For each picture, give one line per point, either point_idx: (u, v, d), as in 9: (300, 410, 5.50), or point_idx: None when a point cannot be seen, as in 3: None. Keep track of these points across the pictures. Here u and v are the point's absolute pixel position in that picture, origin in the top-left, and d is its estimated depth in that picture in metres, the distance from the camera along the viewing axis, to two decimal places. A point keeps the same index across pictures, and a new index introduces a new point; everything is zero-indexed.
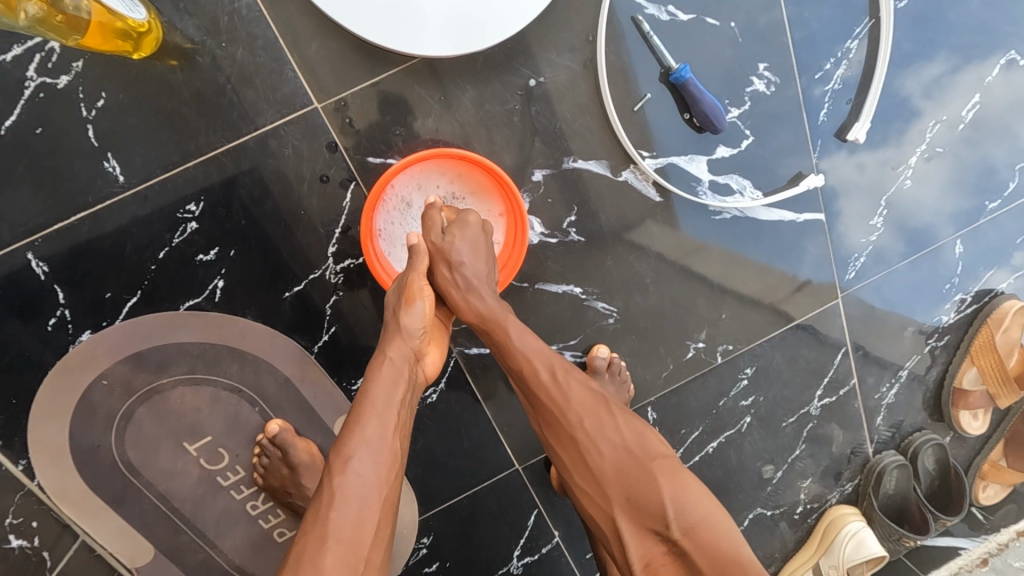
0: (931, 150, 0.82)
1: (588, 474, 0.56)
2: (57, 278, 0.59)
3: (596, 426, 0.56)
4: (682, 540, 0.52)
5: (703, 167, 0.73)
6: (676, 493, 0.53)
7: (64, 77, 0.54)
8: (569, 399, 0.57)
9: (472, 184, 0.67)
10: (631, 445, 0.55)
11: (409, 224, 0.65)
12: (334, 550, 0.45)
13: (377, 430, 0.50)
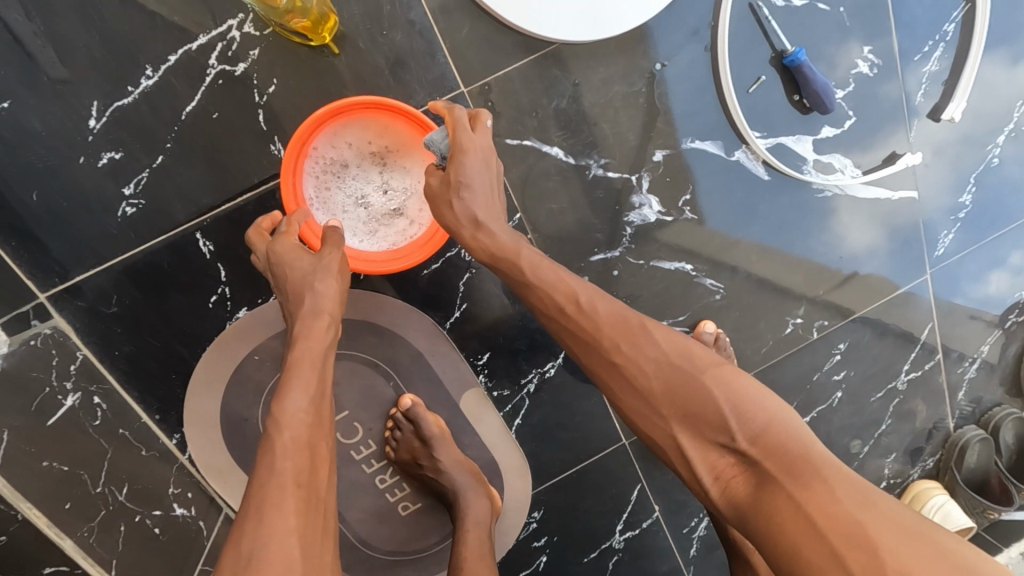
0: (1017, 128, 0.84)
1: (637, 397, 0.51)
2: (221, 256, 0.62)
3: (634, 347, 0.51)
4: (759, 446, 0.45)
5: (808, 147, 0.76)
6: (732, 396, 0.47)
7: (241, 64, 0.58)
8: (602, 326, 0.53)
9: (399, 137, 0.62)
10: (672, 356, 0.50)
11: (344, 190, 0.62)
12: (294, 493, 0.42)
13: (312, 381, 0.49)
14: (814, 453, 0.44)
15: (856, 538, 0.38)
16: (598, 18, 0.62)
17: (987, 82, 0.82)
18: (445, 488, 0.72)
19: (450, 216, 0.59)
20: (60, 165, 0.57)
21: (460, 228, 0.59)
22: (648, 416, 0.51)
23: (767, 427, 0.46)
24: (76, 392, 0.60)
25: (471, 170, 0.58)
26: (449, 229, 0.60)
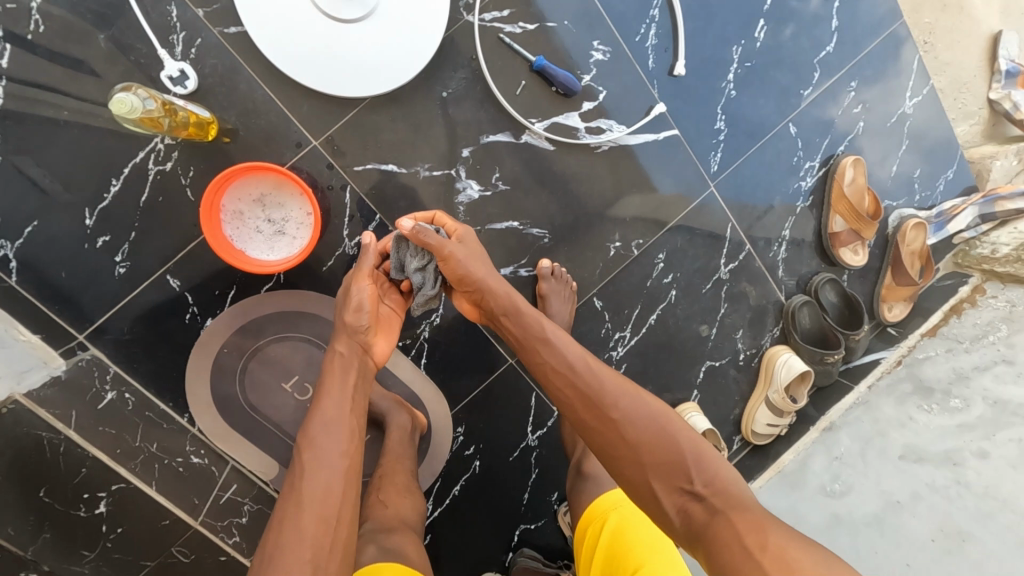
0: (740, 66, 1.10)
1: (625, 445, 0.70)
2: (187, 287, 0.94)
3: (628, 405, 0.73)
4: (707, 492, 0.65)
5: (577, 119, 1.05)
6: (697, 452, 0.69)
7: (168, 162, 0.90)
8: (598, 386, 0.75)
9: (276, 182, 0.90)
10: (652, 415, 0.72)
11: (250, 226, 0.90)
12: (308, 508, 0.67)
13: (336, 417, 0.75)
14: (744, 502, 0.65)
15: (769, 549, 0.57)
16: (386, 73, 0.92)
17: (711, 37, 1.08)
18: (374, 412, 1.02)
19: (472, 267, 0.87)
20: (73, 253, 0.89)
21: (485, 274, 0.87)
22: (626, 447, 0.70)
23: (711, 480, 0.66)
24: (113, 389, 0.92)
25: (460, 250, 0.88)
26: (475, 280, 0.87)
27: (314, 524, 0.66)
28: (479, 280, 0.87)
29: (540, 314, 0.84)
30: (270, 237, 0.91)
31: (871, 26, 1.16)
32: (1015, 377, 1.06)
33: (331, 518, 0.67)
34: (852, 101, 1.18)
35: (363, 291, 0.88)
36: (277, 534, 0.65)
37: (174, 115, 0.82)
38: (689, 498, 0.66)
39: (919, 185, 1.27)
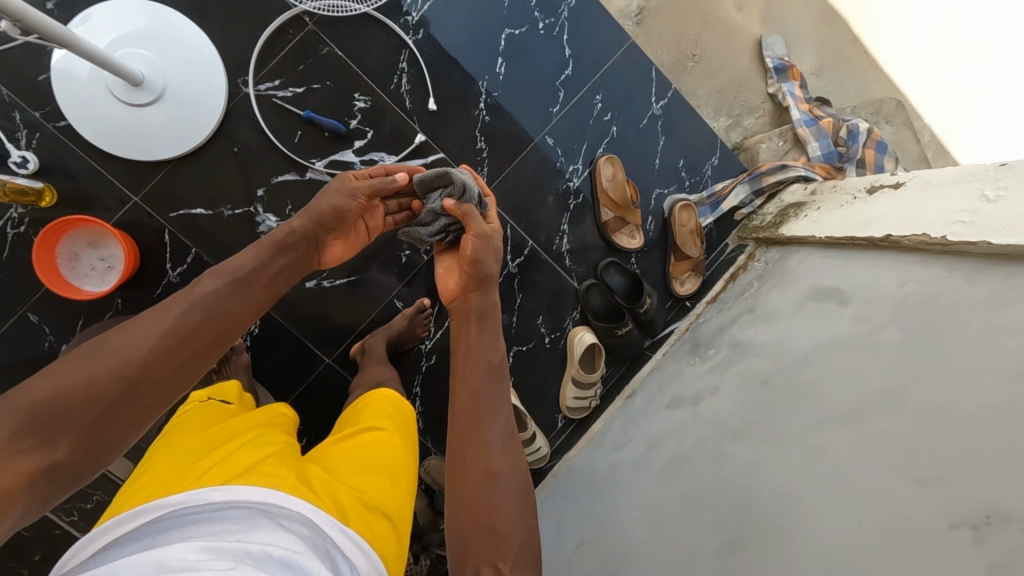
0: (489, 97, 1.35)
1: (478, 491, 0.80)
2: (45, 321, 1.21)
3: (508, 469, 0.83)
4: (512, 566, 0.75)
5: (351, 155, 1.30)
6: (523, 550, 0.77)
7: (22, 226, 1.18)
8: (488, 435, 0.86)
9: (96, 229, 1.17)
10: (515, 491, 0.82)
11: (82, 265, 1.17)
12: (171, 319, 0.73)
13: (250, 285, 0.84)
14: None
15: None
16: (174, 142, 1.20)
17: (457, 77, 1.33)
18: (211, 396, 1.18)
19: (474, 250, 0.99)
20: None
21: (482, 270, 1.00)
22: (485, 482, 0.81)
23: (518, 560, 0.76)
24: None
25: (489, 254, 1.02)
26: (477, 266, 1.00)
27: (169, 333, 0.72)
28: (479, 274, 1.00)
29: (497, 344, 0.97)
30: (99, 270, 1.19)
31: (603, 49, 1.40)
32: (751, 321, 1.20)
33: (200, 338, 0.75)
34: (601, 110, 1.40)
35: (357, 191, 0.98)
36: (133, 323, 0.72)
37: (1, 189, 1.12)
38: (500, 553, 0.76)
39: (686, 172, 1.46)
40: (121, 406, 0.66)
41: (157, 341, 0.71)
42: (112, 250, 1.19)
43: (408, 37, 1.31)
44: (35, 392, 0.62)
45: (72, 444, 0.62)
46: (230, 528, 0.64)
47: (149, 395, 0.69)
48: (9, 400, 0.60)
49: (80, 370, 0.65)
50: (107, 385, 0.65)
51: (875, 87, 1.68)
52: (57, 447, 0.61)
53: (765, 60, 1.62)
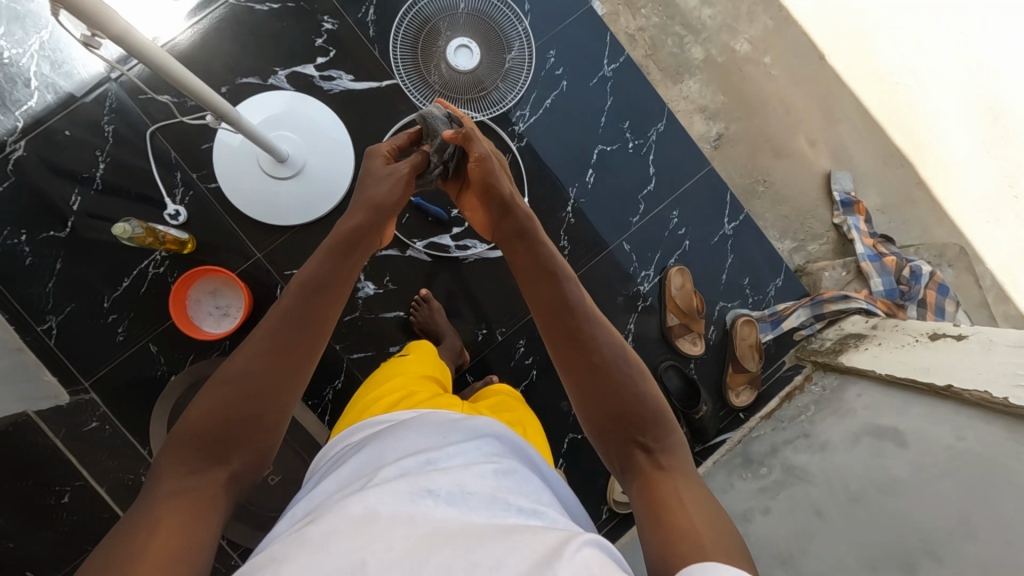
0: (576, 201, 1.49)
1: (593, 388, 0.83)
2: (162, 352, 1.36)
3: (610, 353, 0.85)
4: (653, 437, 0.79)
5: (448, 239, 1.45)
6: (659, 416, 0.81)
7: (162, 267, 1.36)
8: (592, 335, 0.86)
9: (214, 281, 1.34)
10: (627, 368, 0.84)
11: (212, 313, 1.34)
12: (273, 329, 0.80)
13: (332, 276, 0.89)
14: (684, 467, 0.77)
15: (681, 495, 0.71)
16: (303, 212, 1.38)
17: (551, 181, 1.49)
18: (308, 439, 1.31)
19: (480, 166, 0.97)
20: (92, 323, 1.34)
21: (494, 183, 0.98)
22: (596, 382, 0.84)
23: (659, 429, 0.80)
24: (99, 419, 1.31)
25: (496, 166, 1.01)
26: (489, 184, 0.98)
27: (277, 342, 0.79)
28: (498, 192, 0.99)
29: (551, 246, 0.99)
30: (223, 314, 1.34)
31: (684, 171, 1.54)
32: (805, 447, 1.24)
33: (296, 338, 0.80)
34: (676, 225, 1.53)
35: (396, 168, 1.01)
36: (246, 344, 0.80)
37: (159, 239, 1.28)
38: (640, 432, 0.80)
39: (750, 290, 1.55)
40: (261, 416, 0.75)
41: (268, 353, 0.78)
42: (232, 299, 1.35)
43: (512, 143, 1.48)
44: (193, 424, 0.72)
45: (241, 457, 0.73)
46: (422, 444, 0.73)
47: (279, 397, 0.77)
48: (175, 440, 0.71)
49: (214, 397, 0.74)
50: (241, 402, 0.74)
51: (938, 230, 1.76)
52: (231, 463, 0.72)
53: (832, 193, 1.74)
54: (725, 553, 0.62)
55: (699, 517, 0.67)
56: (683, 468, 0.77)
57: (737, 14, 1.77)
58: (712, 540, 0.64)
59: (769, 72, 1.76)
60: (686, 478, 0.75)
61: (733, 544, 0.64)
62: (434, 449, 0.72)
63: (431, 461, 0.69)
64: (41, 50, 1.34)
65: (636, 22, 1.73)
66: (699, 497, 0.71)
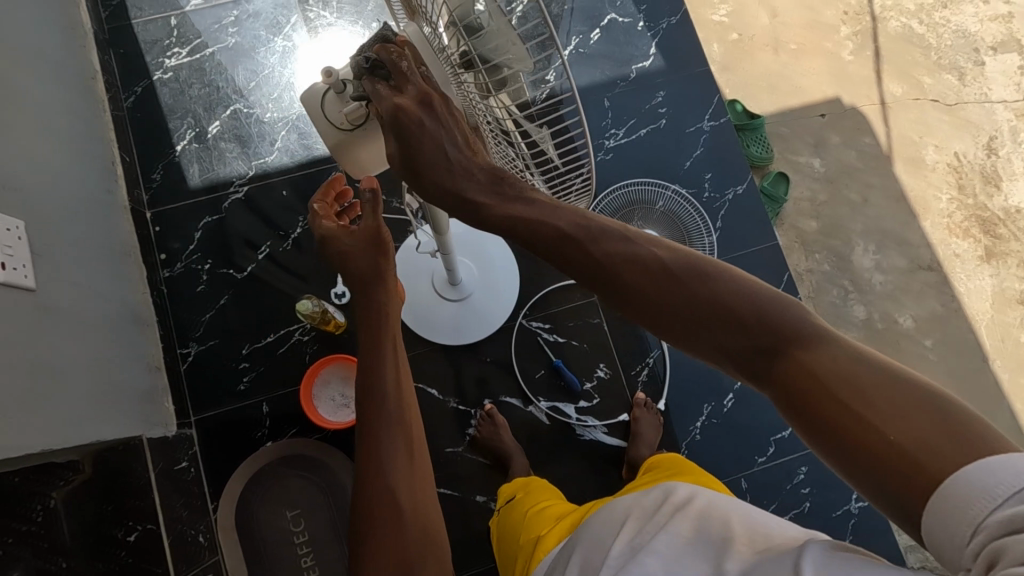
0: (707, 419, 1.45)
1: (661, 320, 0.63)
2: (270, 414, 1.37)
3: (645, 273, 0.63)
4: (756, 336, 0.60)
5: (572, 408, 1.43)
6: (741, 298, 0.61)
7: (306, 335, 1.41)
8: (619, 257, 0.64)
9: (338, 371, 1.35)
10: (669, 268, 0.63)
11: (335, 402, 1.33)
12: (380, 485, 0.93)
13: (390, 412, 0.98)
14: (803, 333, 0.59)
15: (849, 388, 0.53)
16: (450, 335, 1.42)
17: (687, 389, 1.47)
18: None
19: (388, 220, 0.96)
20: (224, 364, 1.38)
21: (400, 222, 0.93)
22: (661, 324, 0.63)
23: (757, 319, 0.60)
24: (189, 459, 1.32)
25: (430, 123, 0.61)
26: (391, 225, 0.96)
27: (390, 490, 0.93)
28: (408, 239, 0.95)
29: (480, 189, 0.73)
30: (345, 403, 1.33)
31: None
32: None
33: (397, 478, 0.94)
34: (800, 481, 1.44)
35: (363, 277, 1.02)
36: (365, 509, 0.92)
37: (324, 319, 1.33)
38: (743, 344, 0.61)
39: None
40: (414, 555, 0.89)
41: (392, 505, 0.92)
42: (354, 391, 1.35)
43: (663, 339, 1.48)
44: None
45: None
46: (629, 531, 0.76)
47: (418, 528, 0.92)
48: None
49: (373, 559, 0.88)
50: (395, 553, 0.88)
51: None
52: None
53: None
54: (956, 449, 0.46)
55: (884, 412, 0.50)
56: (813, 331, 0.58)
57: (906, 290, 1.77)
58: (920, 432, 0.48)
59: (927, 354, 1.72)
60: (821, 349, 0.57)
61: (954, 429, 0.48)
62: (634, 535, 0.75)
63: (637, 545, 0.72)
64: (296, 121, 1.52)
65: (806, 263, 1.77)
66: (864, 372, 0.53)
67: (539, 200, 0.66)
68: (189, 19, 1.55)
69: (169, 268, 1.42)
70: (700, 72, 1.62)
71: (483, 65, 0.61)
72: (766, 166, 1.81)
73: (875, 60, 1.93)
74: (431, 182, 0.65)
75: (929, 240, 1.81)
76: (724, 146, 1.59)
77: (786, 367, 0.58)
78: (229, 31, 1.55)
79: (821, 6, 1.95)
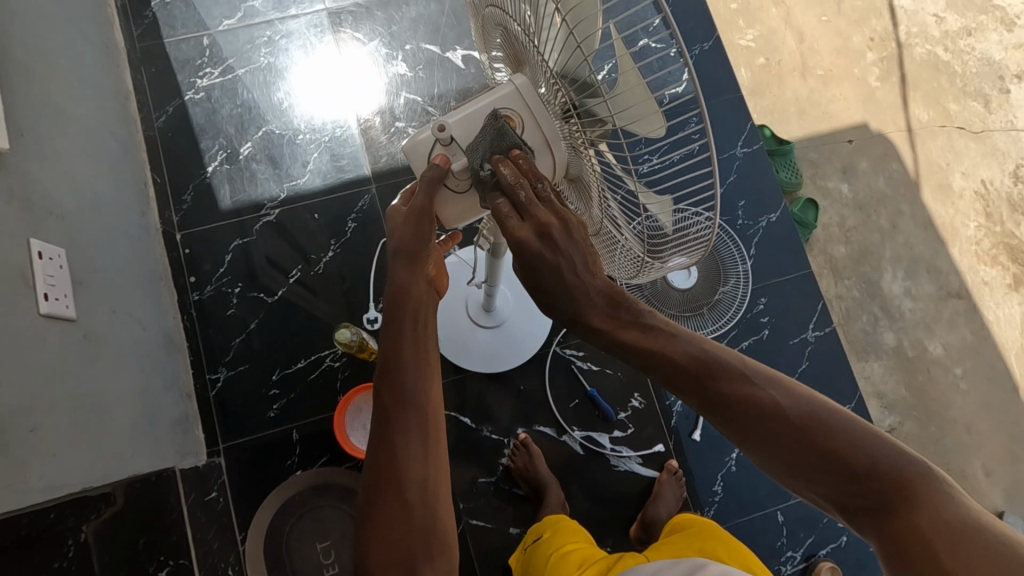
0: (743, 450, 1.43)
1: (755, 443, 0.63)
2: (300, 442, 1.34)
3: (740, 398, 0.63)
4: (872, 489, 0.57)
5: (606, 438, 1.41)
6: (842, 431, 0.59)
7: (337, 361, 1.38)
8: (719, 382, 0.64)
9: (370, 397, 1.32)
10: (768, 397, 0.62)
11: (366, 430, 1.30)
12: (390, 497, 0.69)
13: (412, 408, 0.73)
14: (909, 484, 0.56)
15: (968, 569, 0.50)
16: (483, 362, 1.40)
17: None
18: None
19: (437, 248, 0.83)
20: (254, 391, 1.36)
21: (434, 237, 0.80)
22: (757, 450, 0.63)
23: (873, 471, 0.57)
24: (218, 488, 1.28)
25: (565, 246, 0.66)
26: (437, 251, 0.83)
27: (401, 509, 0.69)
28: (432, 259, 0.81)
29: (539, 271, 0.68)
30: None
31: None
32: None
33: (410, 492, 0.69)
34: None
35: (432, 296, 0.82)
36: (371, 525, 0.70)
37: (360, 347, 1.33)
38: (846, 489, 0.58)
39: None
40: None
41: (402, 528, 0.68)
42: None
43: None
44: None
45: None
46: None
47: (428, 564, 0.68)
48: None
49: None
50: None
51: None
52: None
53: None
54: None
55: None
56: (932, 493, 0.55)
57: (936, 318, 1.76)
58: None
59: (958, 383, 1.71)
60: (942, 509, 0.54)
61: None
62: None
63: None
64: (328, 142, 1.50)
65: (836, 289, 1.76)
66: (987, 548, 0.50)
67: (654, 330, 0.68)
68: (221, 38, 1.54)
69: (198, 291, 1.40)
70: (731, 98, 1.62)
71: (587, 119, 0.67)
72: (795, 191, 1.80)
73: (902, 86, 1.93)
74: (553, 301, 0.69)
75: (958, 267, 1.81)
76: (756, 173, 1.59)
77: (892, 526, 0.55)
78: (261, 51, 1.54)
79: (847, 32, 1.95)
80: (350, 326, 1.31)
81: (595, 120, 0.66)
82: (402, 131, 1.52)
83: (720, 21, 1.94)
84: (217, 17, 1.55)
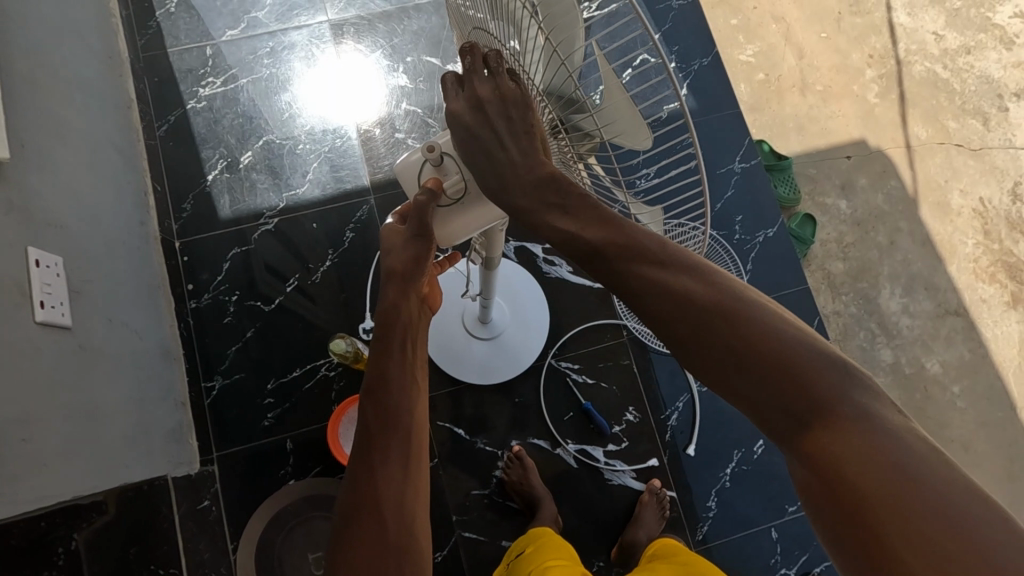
0: (738, 465, 1.42)
1: (683, 344, 0.60)
2: (293, 452, 1.33)
3: (674, 301, 0.60)
4: (799, 396, 0.55)
5: (600, 452, 1.40)
6: (780, 341, 0.56)
7: (333, 370, 1.39)
8: (651, 279, 0.61)
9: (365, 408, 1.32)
10: (704, 298, 0.59)
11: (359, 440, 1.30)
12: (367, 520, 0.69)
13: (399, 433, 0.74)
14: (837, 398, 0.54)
15: (875, 484, 0.48)
16: (479, 373, 1.40)
17: (717, 433, 1.44)
18: None
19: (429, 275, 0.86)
20: (248, 400, 1.36)
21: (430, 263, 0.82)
22: (686, 347, 0.60)
23: (802, 379, 0.55)
24: (211, 498, 1.28)
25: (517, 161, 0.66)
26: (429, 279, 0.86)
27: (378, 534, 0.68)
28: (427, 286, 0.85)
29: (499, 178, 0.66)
30: None
31: None
32: None
33: (389, 516, 0.69)
34: None
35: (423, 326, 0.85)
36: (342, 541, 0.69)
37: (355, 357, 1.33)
38: (770, 396, 0.56)
39: None
40: None
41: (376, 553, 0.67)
42: None
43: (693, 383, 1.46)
44: None
45: None
46: None
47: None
48: None
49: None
50: None
51: None
52: None
53: None
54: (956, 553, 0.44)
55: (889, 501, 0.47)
56: (858, 408, 0.53)
57: (934, 336, 1.75)
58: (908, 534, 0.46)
59: (955, 401, 1.71)
60: (865, 429, 0.52)
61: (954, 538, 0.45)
62: None
63: None
64: (328, 152, 1.51)
65: (834, 304, 1.76)
66: (899, 469, 0.48)
67: (589, 238, 0.64)
68: (225, 49, 1.55)
69: (196, 299, 1.40)
70: (730, 114, 1.63)
71: (573, 133, 0.68)
72: (794, 207, 1.81)
73: (901, 103, 1.94)
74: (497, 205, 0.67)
75: (956, 285, 1.80)
76: (754, 188, 1.59)
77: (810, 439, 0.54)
78: (263, 61, 1.56)
79: (846, 49, 1.97)
80: (345, 336, 1.33)
81: (582, 134, 0.69)
82: (402, 143, 1.53)
83: (721, 36, 1.95)
84: (221, 28, 1.56)
